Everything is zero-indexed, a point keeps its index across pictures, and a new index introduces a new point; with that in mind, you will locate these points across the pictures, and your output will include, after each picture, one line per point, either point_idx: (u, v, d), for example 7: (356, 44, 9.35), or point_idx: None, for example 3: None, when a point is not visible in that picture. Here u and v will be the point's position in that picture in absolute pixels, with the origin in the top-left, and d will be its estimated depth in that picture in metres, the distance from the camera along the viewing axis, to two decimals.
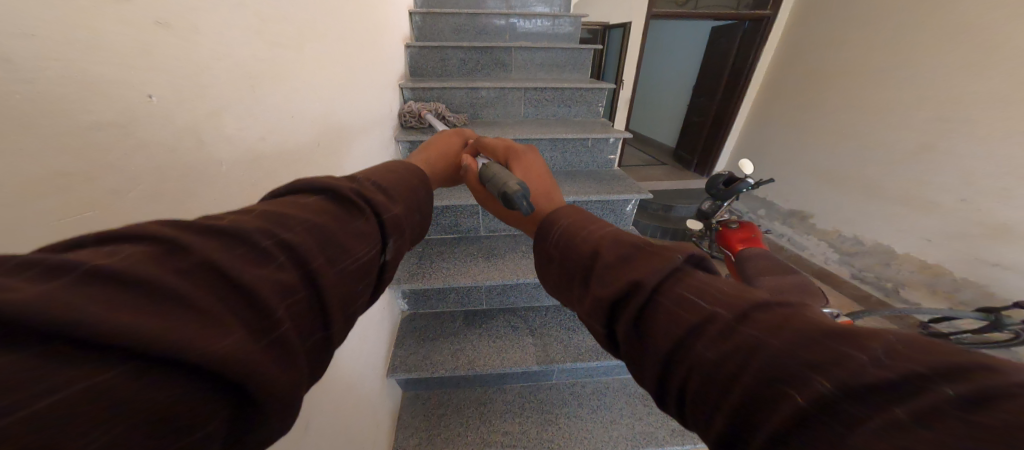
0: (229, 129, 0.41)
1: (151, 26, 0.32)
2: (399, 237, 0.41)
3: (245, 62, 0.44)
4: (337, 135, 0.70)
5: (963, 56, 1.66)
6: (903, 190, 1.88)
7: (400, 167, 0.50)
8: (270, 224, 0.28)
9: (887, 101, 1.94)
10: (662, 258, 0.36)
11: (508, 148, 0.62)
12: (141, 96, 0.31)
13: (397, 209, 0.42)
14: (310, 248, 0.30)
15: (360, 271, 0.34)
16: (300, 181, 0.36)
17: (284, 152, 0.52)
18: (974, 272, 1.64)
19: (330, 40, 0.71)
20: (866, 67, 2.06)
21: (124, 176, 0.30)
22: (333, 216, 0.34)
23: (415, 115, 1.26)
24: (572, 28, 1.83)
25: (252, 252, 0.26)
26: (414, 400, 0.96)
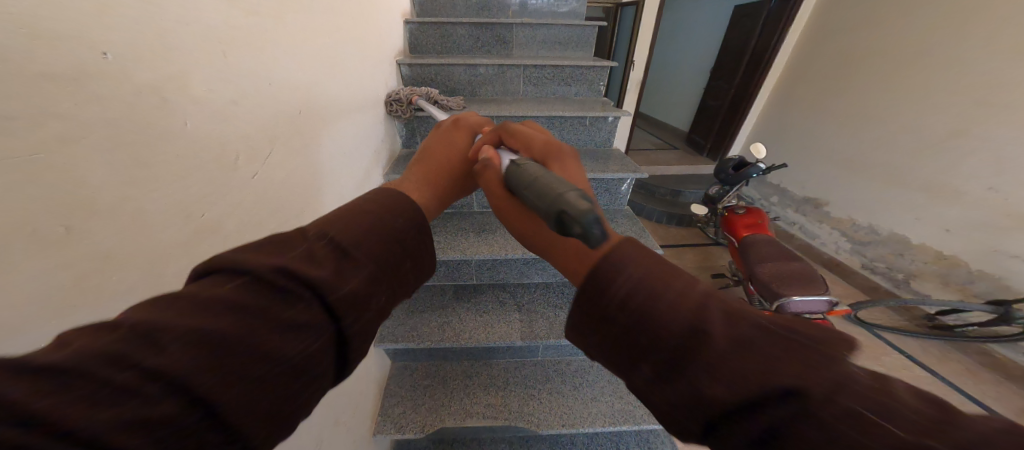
0: (197, 92, 0.41)
1: None
2: (358, 315, 0.34)
3: (216, 27, 0.44)
4: (323, 108, 0.70)
5: (1006, 34, 1.55)
6: (928, 178, 1.80)
7: (368, 204, 0.40)
8: (136, 349, 0.23)
9: (919, 84, 1.84)
10: (822, 355, 0.27)
11: (547, 143, 0.49)
12: (96, 53, 0.31)
13: (354, 280, 0.34)
14: (199, 368, 0.24)
15: (287, 372, 0.29)
16: (213, 260, 0.30)
17: (261, 120, 0.52)
18: (990, 264, 1.59)
19: (318, 13, 0.70)
20: (900, 46, 1.94)
21: (78, 124, 0.30)
22: (246, 314, 0.28)
23: (403, 102, 1.14)
24: (578, 4, 1.76)
25: (105, 390, 0.22)
26: (403, 371, 1.00)
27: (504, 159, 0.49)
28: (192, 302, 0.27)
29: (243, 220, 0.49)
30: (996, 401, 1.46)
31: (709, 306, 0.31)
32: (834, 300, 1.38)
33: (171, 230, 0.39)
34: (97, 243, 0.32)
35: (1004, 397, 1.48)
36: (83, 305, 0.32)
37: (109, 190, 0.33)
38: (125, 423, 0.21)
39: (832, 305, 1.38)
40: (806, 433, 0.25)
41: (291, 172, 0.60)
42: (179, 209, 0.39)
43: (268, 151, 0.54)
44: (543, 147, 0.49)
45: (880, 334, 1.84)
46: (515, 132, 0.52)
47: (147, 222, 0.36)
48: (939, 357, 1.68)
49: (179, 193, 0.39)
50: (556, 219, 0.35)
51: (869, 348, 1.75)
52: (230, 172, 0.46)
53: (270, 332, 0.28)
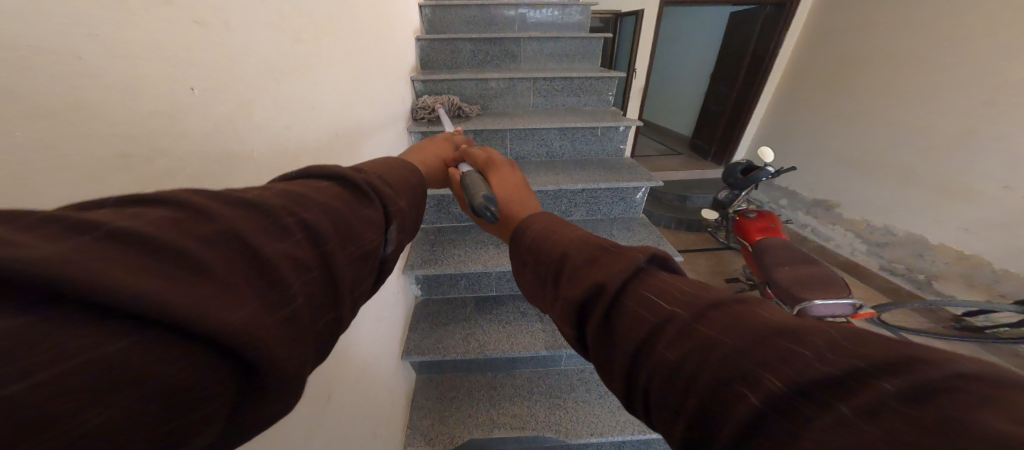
0: (259, 118, 0.45)
1: (189, 25, 0.36)
2: (401, 229, 0.43)
3: (270, 57, 0.47)
4: (354, 126, 0.73)
5: (1008, 32, 1.55)
6: (943, 177, 1.78)
7: (396, 164, 0.51)
8: (289, 202, 0.30)
9: (925, 83, 1.84)
10: (625, 257, 0.35)
11: (487, 153, 0.64)
12: (185, 88, 0.35)
13: (402, 203, 0.44)
14: (328, 230, 0.31)
15: (367, 257, 0.35)
16: (314, 166, 0.38)
17: (308, 142, 0.55)
18: (1015, 262, 1.54)
19: (345, 34, 0.73)
20: (903, 46, 1.94)
21: (175, 159, 0.34)
22: (348, 201, 0.35)
23: (429, 108, 1.29)
24: (582, 17, 1.80)
25: (271, 227, 0.27)
26: (429, 382, 1.01)
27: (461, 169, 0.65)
28: (309, 188, 0.34)
29: None
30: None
31: (573, 241, 0.40)
32: (858, 303, 1.36)
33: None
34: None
35: None
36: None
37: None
38: (285, 253, 0.26)
39: (856, 308, 1.36)
40: (620, 313, 0.32)
41: None
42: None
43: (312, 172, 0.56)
44: (484, 155, 0.64)
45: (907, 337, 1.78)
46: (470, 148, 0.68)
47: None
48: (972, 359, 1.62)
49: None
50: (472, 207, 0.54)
51: None
52: None
53: (363, 220, 0.35)
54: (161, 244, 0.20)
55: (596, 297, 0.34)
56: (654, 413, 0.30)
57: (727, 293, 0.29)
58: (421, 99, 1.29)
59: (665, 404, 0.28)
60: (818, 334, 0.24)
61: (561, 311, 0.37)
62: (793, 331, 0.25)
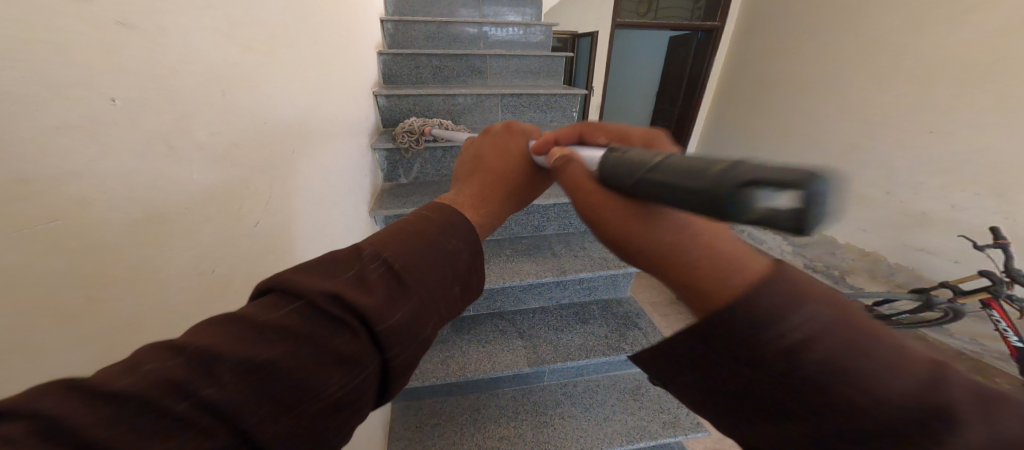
0: (200, 134, 0.39)
1: (113, 26, 0.31)
2: (405, 345, 0.33)
3: (216, 66, 0.43)
4: (313, 143, 0.69)
5: (876, 65, 1.87)
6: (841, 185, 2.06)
7: (418, 228, 0.40)
8: (196, 376, 0.24)
9: (820, 105, 2.14)
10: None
11: (646, 132, 0.42)
12: (104, 99, 0.30)
13: (400, 310, 0.33)
14: (246, 403, 0.25)
15: (327, 408, 0.28)
16: (277, 279, 0.31)
17: (259, 160, 0.50)
18: (904, 257, 1.82)
19: (304, 45, 0.69)
20: (803, 74, 2.25)
21: (93, 183, 0.29)
22: (299, 341, 0.28)
23: (416, 133, 1.19)
24: (544, 36, 1.87)
25: (159, 421, 0.22)
26: (407, 411, 0.97)
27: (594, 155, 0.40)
28: (243, 328, 0.27)
29: (250, 271, 0.48)
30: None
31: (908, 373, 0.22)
32: None
33: (185, 291, 0.37)
34: (118, 311, 0.31)
35: None
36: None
37: (125, 249, 0.31)
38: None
39: None
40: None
41: (290, 216, 0.58)
42: (193, 267, 0.38)
43: (269, 195, 0.52)
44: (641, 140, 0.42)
45: None
46: (599, 127, 0.46)
47: (164, 284, 0.35)
48: None
49: (193, 254, 0.38)
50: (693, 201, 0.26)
51: None
52: (232, 218, 0.44)
53: (314, 364, 0.28)
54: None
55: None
56: None
57: None
58: (407, 122, 1.20)
59: None
60: None
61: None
62: None
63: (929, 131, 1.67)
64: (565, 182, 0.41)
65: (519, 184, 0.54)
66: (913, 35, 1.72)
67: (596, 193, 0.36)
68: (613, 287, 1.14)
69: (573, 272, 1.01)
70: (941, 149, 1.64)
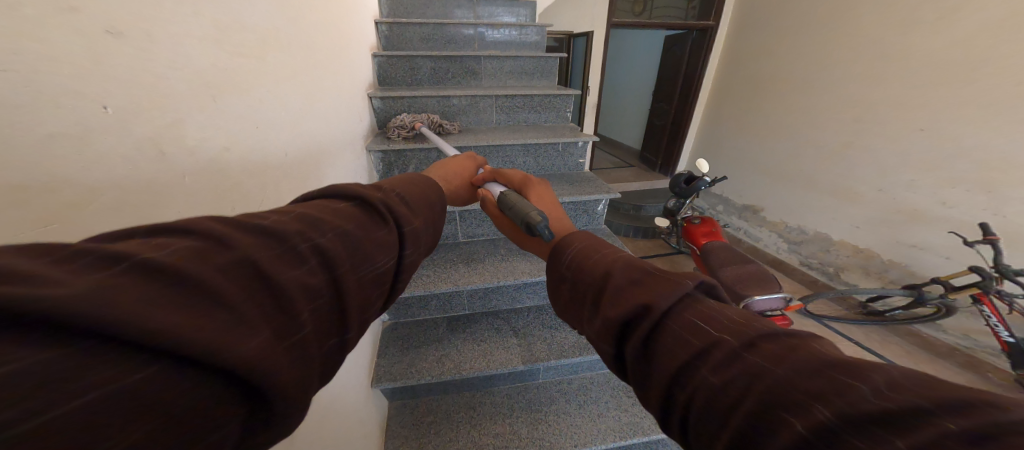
0: (191, 139, 0.40)
1: (103, 34, 0.32)
2: (416, 249, 0.45)
3: (206, 72, 0.43)
4: (306, 144, 0.70)
5: (868, 64, 1.89)
6: (834, 182, 2.09)
7: (418, 183, 0.54)
8: (307, 228, 0.33)
9: (814, 103, 2.16)
10: (673, 281, 0.38)
11: (525, 177, 0.65)
12: (96, 106, 0.31)
13: (416, 223, 0.46)
14: (340, 253, 0.34)
15: (375, 277, 0.38)
16: (334, 188, 0.41)
17: (252, 164, 0.51)
18: (896, 253, 1.84)
19: (294, 49, 0.69)
20: (796, 72, 2.27)
21: (86, 188, 0.30)
22: (361, 223, 0.38)
23: (407, 127, 1.30)
24: (538, 37, 1.88)
25: (287, 252, 0.30)
26: (403, 409, 0.98)
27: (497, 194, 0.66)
28: (327, 210, 0.37)
29: None
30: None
31: (615, 264, 0.43)
32: (788, 296, 1.53)
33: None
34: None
35: (935, 371, 1.67)
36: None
37: None
38: (293, 278, 0.29)
39: (786, 301, 1.53)
40: (662, 334, 0.35)
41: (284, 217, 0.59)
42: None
43: (262, 197, 0.53)
44: (520, 180, 0.66)
45: (828, 324, 2.03)
46: (503, 172, 0.69)
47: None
48: (879, 340, 1.89)
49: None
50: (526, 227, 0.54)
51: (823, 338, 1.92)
52: None
53: (370, 241, 0.38)
54: (177, 268, 0.23)
55: (639, 317, 0.36)
56: (694, 433, 0.32)
57: (778, 327, 0.31)
58: (399, 117, 1.30)
59: (704, 420, 0.31)
60: (875, 372, 0.26)
61: (602, 330, 0.39)
62: (848, 365, 0.27)
63: (921, 128, 1.70)
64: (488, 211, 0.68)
65: (466, 194, 0.76)
66: (904, 37, 1.74)
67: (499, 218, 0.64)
68: None
69: None
70: (931, 149, 1.67)
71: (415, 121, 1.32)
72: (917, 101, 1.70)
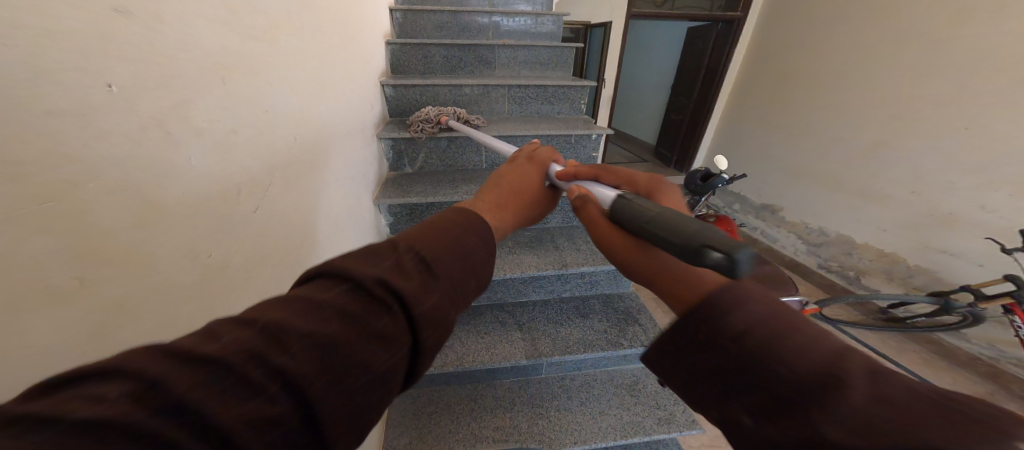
0: (197, 121, 0.40)
1: (110, 13, 0.31)
2: (440, 327, 0.34)
3: (214, 54, 0.43)
4: (315, 130, 0.69)
5: (910, 57, 1.78)
6: (861, 183, 1.99)
7: (454, 221, 0.43)
8: (266, 346, 0.26)
9: (846, 100, 2.06)
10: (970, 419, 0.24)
11: (651, 178, 0.49)
12: (100, 85, 0.31)
13: (437, 294, 0.35)
14: (309, 369, 0.26)
15: (374, 381, 0.29)
16: (324, 266, 0.33)
17: (259, 148, 0.51)
18: (925, 260, 1.75)
19: (308, 33, 0.69)
20: (829, 67, 2.16)
21: (87, 166, 0.30)
22: (350, 317, 0.29)
23: (433, 121, 1.21)
24: (555, 26, 1.82)
25: (237, 383, 0.24)
26: (405, 398, 0.99)
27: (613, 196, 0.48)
28: (300, 306, 0.29)
29: (247, 256, 0.48)
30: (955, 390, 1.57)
31: (848, 361, 0.28)
32: (804, 300, 1.47)
33: (181, 272, 0.38)
34: (108, 294, 0.32)
35: (954, 381, 1.60)
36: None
37: (118, 232, 0.32)
38: (251, 413, 0.23)
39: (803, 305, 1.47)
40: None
41: (291, 201, 0.59)
42: (188, 248, 0.39)
43: (268, 183, 0.53)
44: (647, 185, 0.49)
45: (845, 330, 1.96)
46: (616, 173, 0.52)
47: (158, 264, 0.36)
48: (900, 349, 1.81)
49: (189, 235, 0.39)
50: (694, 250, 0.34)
51: None
52: (230, 204, 0.45)
53: (360, 342, 0.29)
54: (122, 428, 0.19)
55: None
56: None
57: None
58: (423, 111, 1.20)
59: None
60: None
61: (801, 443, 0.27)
62: None
63: (965, 127, 1.59)
64: (586, 219, 0.50)
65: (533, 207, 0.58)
66: (956, 28, 1.62)
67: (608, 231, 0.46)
68: (615, 282, 1.13)
69: (575, 266, 1.01)
70: (971, 150, 1.58)
71: (441, 115, 1.23)
72: (962, 98, 1.60)
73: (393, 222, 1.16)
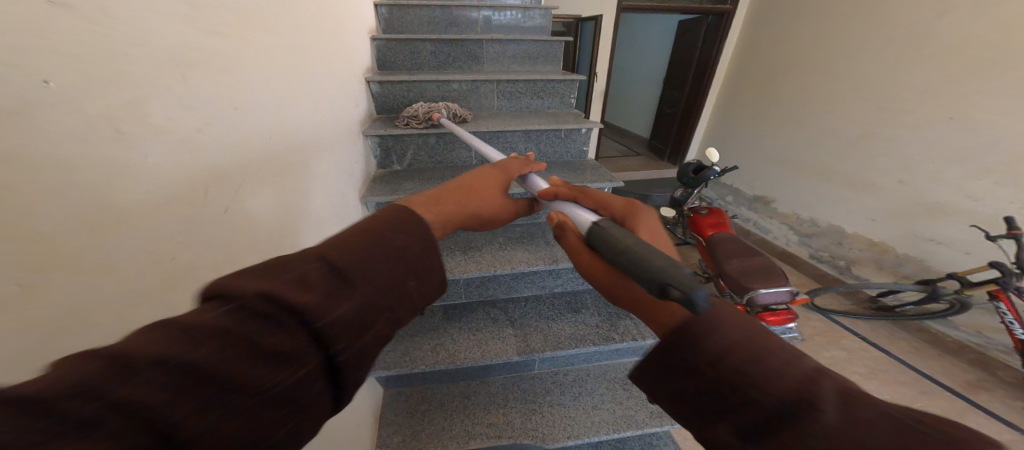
0: (155, 120, 0.38)
1: (45, 5, 0.30)
2: (352, 337, 0.34)
3: (173, 49, 0.41)
4: (291, 128, 0.67)
5: (897, 47, 1.79)
6: (850, 173, 2.01)
7: (378, 227, 0.40)
8: (120, 377, 0.23)
9: (834, 91, 2.07)
10: (928, 435, 0.26)
11: (628, 204, 0.50)
12: (36, 81, 0.29)
13: (348, 304, 0.33)
14: (175, 401, 0.24)
15: (259, 409, 0.28)
16: (208, 284, 0.30)
17: (229, 148, 0.49)
18: (913, 248, 1.78)
19: (283, 29, 0.67)
20: (818, 58, 2.16)
21: (27, 167, 0.28)
22: (234, 338, 0.27)
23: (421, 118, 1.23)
24: (543, 19, 1.80)
25: (76, 429, 0.21)
26: (398, 397, 0.98)
27: (585, 221, 0.48)
28: (173, 329, 0.26)
29: (219, 258, 0.47)
30: (941, 375, 1.60)
31: (816, 382, 0.31)
32: (795, 290, 1.49)
33: (140, 275, 0.37)
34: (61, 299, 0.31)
35: (941, 367, 1.64)
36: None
37: (65, 235, 0.31)
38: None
39: (794, 295, 1.49)
40: None
41: (269, 200, 0.58)
42: (151, 251, 0.38)
43: (240, 183, 0.51)
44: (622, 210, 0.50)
45: (835, 319, 1.99)
46: (592, 196, 0.53)
47: (115, 267, 0.35)
48: (888, 336, 1.84)
49: (151, 237, 0.38)
50: (651, 286, 0.33)
51: (828, 334, 1.88)
52: (199, 206, 0.44)
53: (250, 360, 0.28)
54: None
55: None
56: None
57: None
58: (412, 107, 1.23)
59: None
60: None
61: None
62: None
63: (951, 117, 1.61)
64: (564, 240, 0.50)
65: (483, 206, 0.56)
66: (939, 18, 1.64)
67: (578, 253, 0.46)
68: None
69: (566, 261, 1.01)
70: (957, 140, 1.59)
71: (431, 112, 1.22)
72: (948, 88, 1.61)
73: None
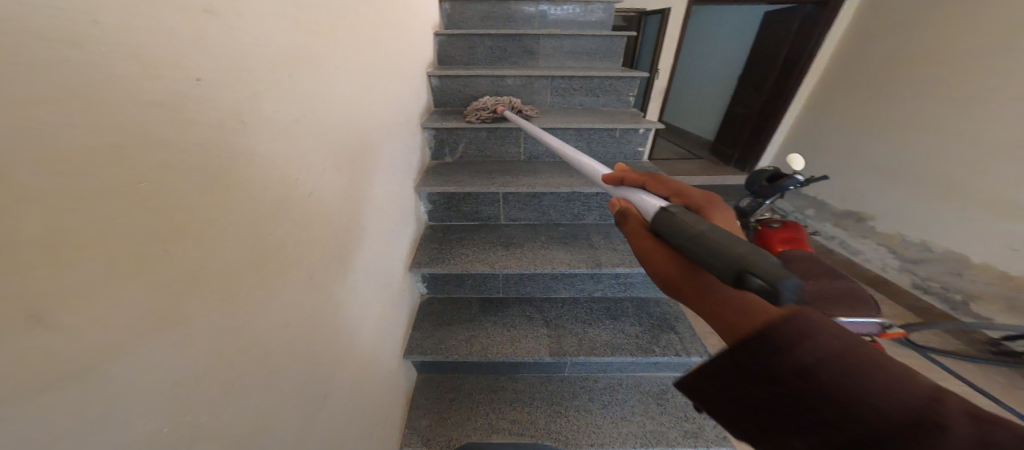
0: (266, 112, 0.44)
1: (201, 13, 0.35)
2: None
3: (281, 47, 0.47)
4: (364, 120, 0.72)
5: None
6: (992, 190, 1.64)
7: None
8: None
9: (981, 89, 1.71)
10: None
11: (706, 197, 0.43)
12: (189, 78, 0.34)
13: None
14: None
15: None
16: None
17: (317, 136, 0.55)
18: None
19: (362, 26, 0.73)
20: (963, 49, 1.79)
21: (177, 150, 0.32)
22: None
23: (489, 110, 1.25)
24: (605, 14, 1.74)
25: None
26: (429, 382, 1.02)
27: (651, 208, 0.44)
28: None
29: (303, 237, 0.52)
30: None
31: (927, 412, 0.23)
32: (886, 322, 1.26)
33: (244, 250, 0.41)
34: (187, 266, 0.34)
35: None
36: (165, 345, 0.32)
37: (195, 208, 0.34)
38: None
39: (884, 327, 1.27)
40: None
41: (344, 186, 0.64)
42: (252, 229, 0.42)
43: (322, 167, 0.57)
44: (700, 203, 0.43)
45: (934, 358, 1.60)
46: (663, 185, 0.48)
47: (227, 240, 0.39)
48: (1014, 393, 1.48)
49: (251, 215, 0.42)
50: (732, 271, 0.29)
51: None
52: (289, 189, 0.49)
53: None
54: None
55: None
56: None
57: None
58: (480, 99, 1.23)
59: None
60: None
61: None
62: None
63: None
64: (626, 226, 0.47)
65: None
66: None
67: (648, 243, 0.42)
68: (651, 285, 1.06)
69: (609, 265, 0.97)
70: None
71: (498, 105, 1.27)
72: None
73: (431, 209, 1.20)
